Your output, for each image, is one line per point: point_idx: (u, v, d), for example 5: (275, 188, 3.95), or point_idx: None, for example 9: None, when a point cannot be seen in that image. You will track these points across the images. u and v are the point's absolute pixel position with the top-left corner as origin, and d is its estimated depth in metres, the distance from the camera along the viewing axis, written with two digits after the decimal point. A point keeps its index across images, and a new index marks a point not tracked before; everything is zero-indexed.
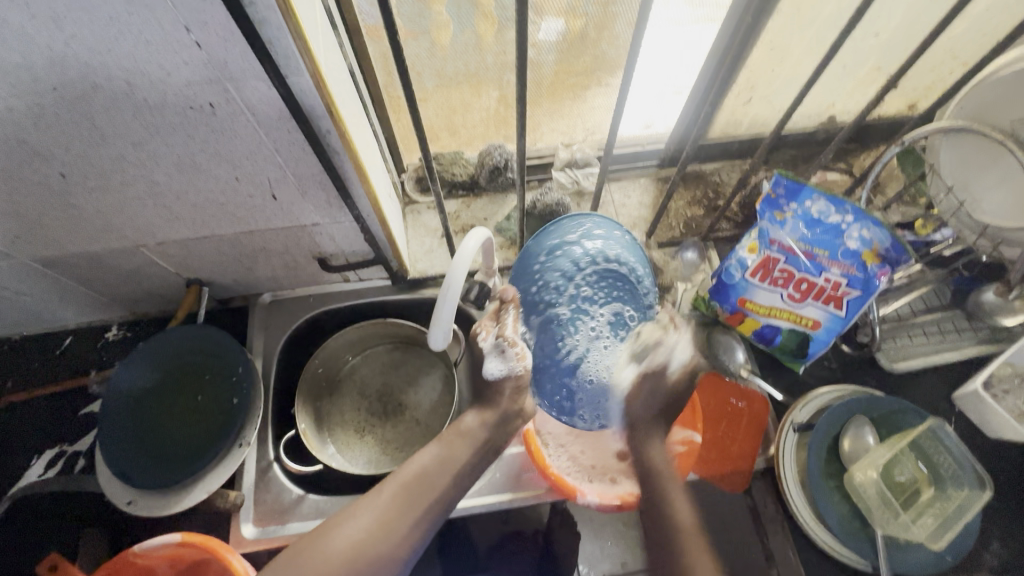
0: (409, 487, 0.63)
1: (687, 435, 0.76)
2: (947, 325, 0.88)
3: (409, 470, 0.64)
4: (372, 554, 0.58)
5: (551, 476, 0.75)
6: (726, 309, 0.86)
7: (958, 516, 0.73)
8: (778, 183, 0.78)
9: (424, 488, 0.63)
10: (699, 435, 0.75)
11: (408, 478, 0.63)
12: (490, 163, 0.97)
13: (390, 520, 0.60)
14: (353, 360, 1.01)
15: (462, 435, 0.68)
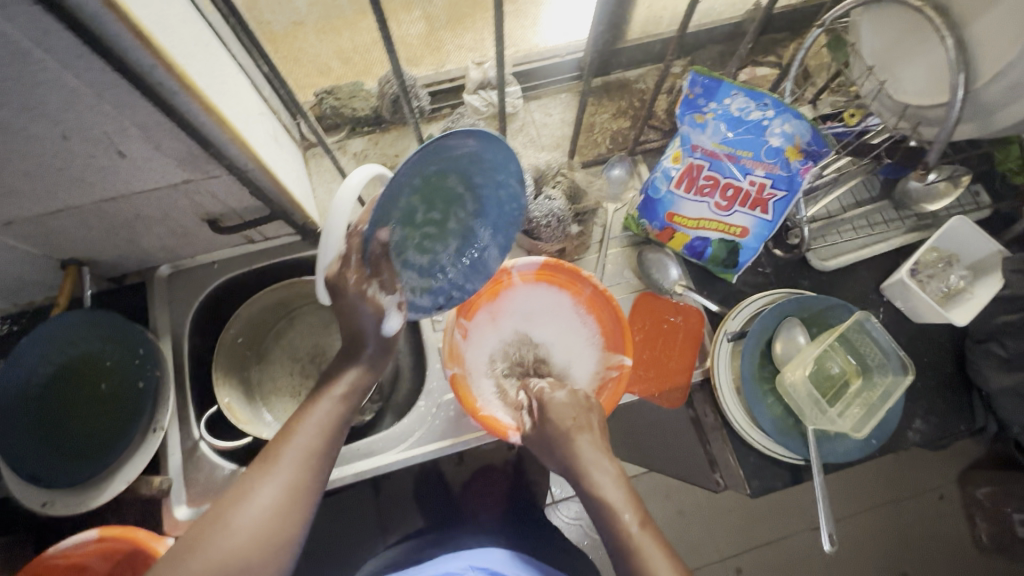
0: (307, 457, 0.56)
1: (618, 360, 0.74)
2: (876, 217, 0.87)
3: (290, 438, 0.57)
4: (276, 535, 0.52)
5: (479, 418, 0.69)
6: (655, 226, 0.83)
7: (881, 401, 0.75)
8: (695, 82, 0.73)
9: (325, 447, 0.58)
10: (629, 360, 0.73)
11: (308, 442, 0.57)
12: (391, 91, 0.87)
13: (291, 502, 0.54)
14: (278, 326, 0.96)
15: (343, 384, 0.61)
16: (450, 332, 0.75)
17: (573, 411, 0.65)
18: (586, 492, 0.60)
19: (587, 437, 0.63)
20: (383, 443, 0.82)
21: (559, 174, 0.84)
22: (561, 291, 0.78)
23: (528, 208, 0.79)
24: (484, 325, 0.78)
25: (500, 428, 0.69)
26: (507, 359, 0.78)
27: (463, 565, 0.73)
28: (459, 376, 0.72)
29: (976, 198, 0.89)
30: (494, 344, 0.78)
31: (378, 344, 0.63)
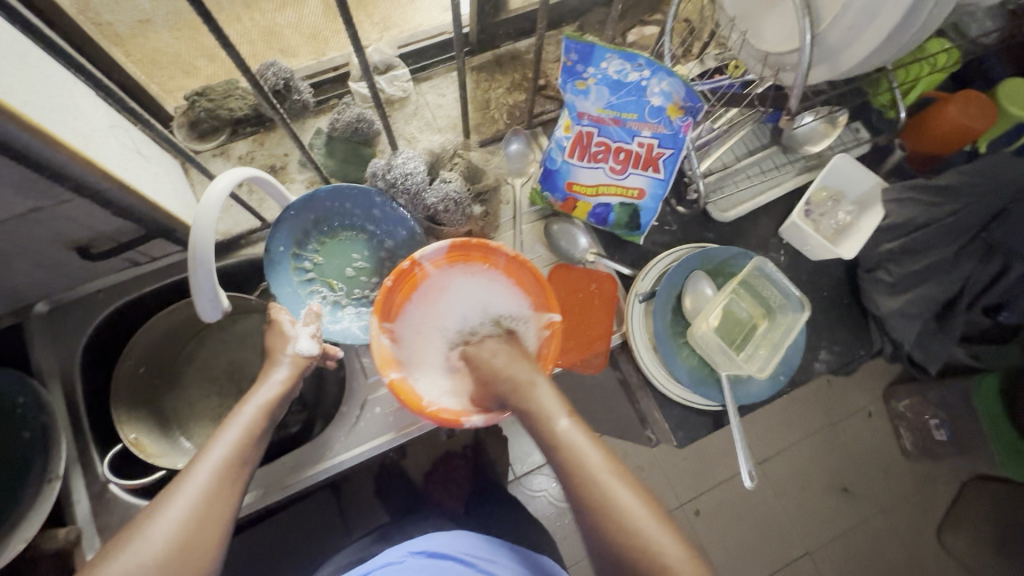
0: (225, 464, 0.55)
1: (547, 318, 0.71)
2: (767, 164, 0.91)
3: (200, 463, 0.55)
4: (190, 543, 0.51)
5: (428, 414, 0.63)
6: (558, 198, 0.82)
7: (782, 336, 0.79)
8: (569, 49, 0.70)
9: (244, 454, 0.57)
10: (558, 315, 0.70)
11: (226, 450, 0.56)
12: (267, 87, 0.82)
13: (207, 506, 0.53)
14: (187, 348, 0.90)
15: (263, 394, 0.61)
16: (379, 336, 0.67)
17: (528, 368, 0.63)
18: (552, 447, 0.57)
19: (546, 392, 0.60)
20: (308, 455, 0.79)
21: (456, 156, 0.82)
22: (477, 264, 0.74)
23: (425, 194, 0.77)
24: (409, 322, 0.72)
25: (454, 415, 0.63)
26: (443, 346, 0.73)
27: (401, 551, 0.73)
28: (398, 380, 0.65)
29: (857, 133, 0.92)
30: (426, 337, 0.73)
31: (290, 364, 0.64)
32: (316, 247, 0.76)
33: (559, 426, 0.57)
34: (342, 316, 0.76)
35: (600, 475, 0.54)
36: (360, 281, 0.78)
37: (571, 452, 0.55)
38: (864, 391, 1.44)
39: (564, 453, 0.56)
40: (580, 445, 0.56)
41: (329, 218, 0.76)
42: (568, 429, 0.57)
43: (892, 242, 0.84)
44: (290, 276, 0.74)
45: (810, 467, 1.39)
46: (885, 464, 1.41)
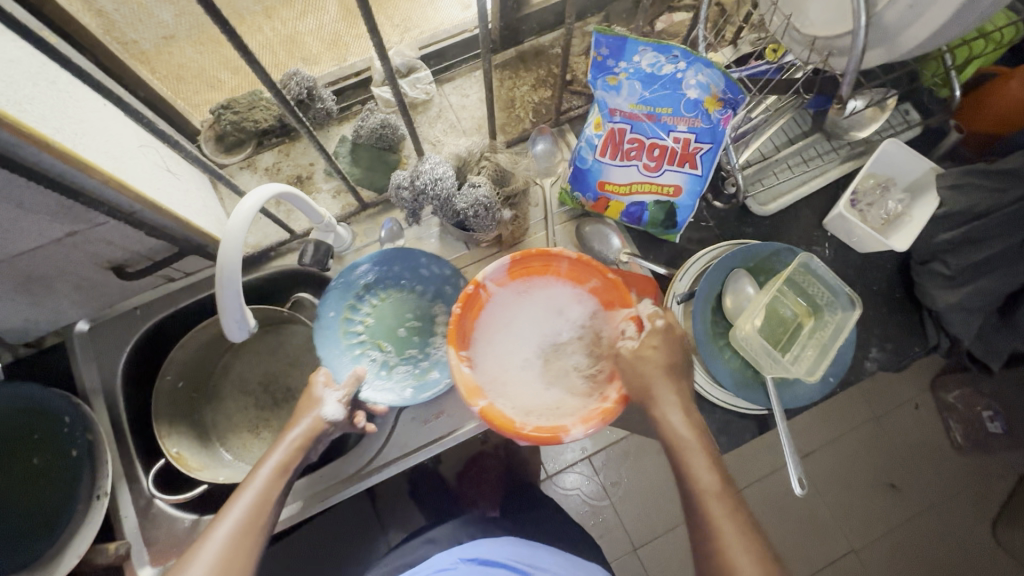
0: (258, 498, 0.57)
1: (626, 313, 0.68)
2: (810, 152, 0.86)
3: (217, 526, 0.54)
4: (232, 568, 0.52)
5: (525, 435, 0.62)
6: (589, 198, 0.80)
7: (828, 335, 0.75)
8: (600, 44, 0.66)
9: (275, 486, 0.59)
10: (639, 307, 0.68)
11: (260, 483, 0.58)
12: (291, 96, 0.81)
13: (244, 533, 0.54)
14: (223, 361, 0.91)
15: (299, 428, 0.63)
16: (457, 365, 0.67)
17: (686, 424, 0.62)
18: (704, 522, 0.56)
19: (704, 463, 0.58)
20: (347, 466, 0.80)
21: (483, 159, 0.79)
22: (542, 277, 0.75)
23: (453, 200, 0.75)
24: (486, 345, 0.72)
25: (550, 434, 0.62)
26: (526, 360, 0.71)
27: (453, 558, 0.72)
28: (486, 406, 0.64)
29: (906, 116, 0.87)
30: (506, 354, 0.72)
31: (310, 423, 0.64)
32: (367, 309, 0.80)
33: (713, 501, 0.56)
34: (389, 377, 0.76)
35: (742, 560, 0.52)
36: (410, 342, 0.79)
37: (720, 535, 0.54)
38: (913, 383, 1.38)
39: (711, 531, 0.55)
40: (727, 526, 0.55)
41: (379, 284, 0.81)
42: (720, 508, 0.56)
43: (949, 232, 0.79)
44: (341, 341, 0.77)
45: (855, 463, 1.34)
46: (935, 459, 1.35)
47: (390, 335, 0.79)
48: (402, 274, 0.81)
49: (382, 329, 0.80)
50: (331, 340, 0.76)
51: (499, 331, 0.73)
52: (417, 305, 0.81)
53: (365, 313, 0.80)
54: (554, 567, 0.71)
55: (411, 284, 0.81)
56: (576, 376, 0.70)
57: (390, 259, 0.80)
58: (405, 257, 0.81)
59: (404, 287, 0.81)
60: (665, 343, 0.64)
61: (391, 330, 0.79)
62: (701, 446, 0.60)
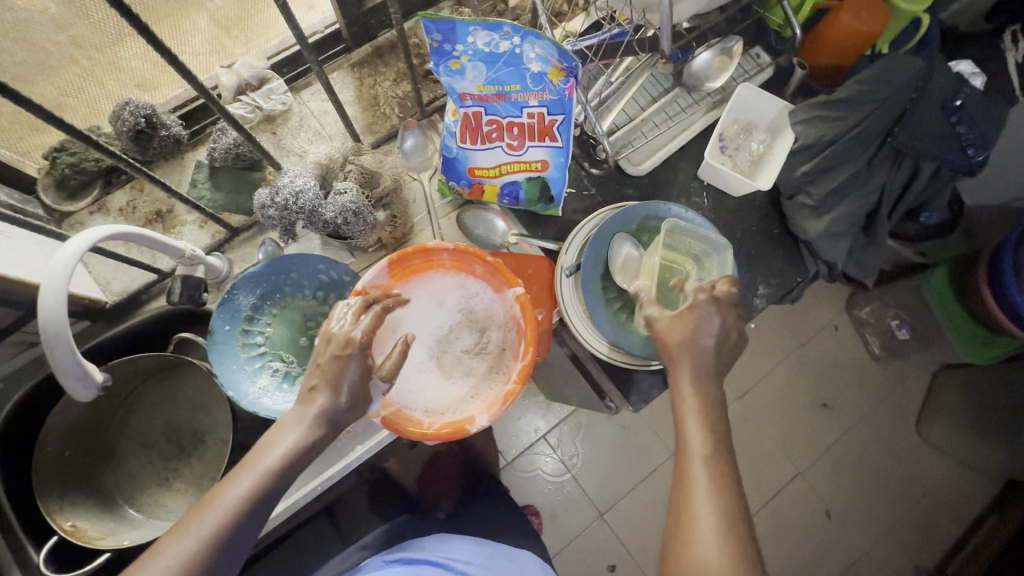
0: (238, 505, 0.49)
1: (512, 295, 0.71)
2: (674, 107, 0.88)
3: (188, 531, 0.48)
4: None
5: (434, 433, 0.64)
6: (464, 185, 0.79)
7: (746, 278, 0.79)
8: (430, 30, 0.64)
9: (268, 488, 0.51)
10: (522, 289, 0.70)
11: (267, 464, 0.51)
12: (127, 127, 0.75)
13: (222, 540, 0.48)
14: (117, 417, 0.85)
15: (319, 399, 0.54)
16: None
17: (693, 388, 0.57)
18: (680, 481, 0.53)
19: (695, 423, 0.55)
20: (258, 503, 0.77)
21: (347, 163, 0.77)
22: (422, 272, 0.73)
23: (320, 210, 0.73)
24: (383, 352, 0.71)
25: (455, 428, 0.65)
26: (424, 357, 0.72)
27: (376, 563, 0.75)
28: (390, 415, 0.65)
29: (757, 59, 0.91)
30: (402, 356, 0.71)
31: (316, 423, 0.54)
32: (266, 318, 0.79)
33: (698, 463, 0.52)
34: (291, 389, 0.76)
35: (700, 515, 0.50)
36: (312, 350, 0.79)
37: (691, 489, 0.51)
38: (828, 307, 1.46)
39: (682, 487, 0.52)
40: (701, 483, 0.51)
41: (276, 292, 0.79)
42: (703, 469, 0.52)
43: (807, 164, 0.82)
44: (239, 355, 0.76)
45: (786, 391, 1.42)
46: (858, 372, 1.44)
47: (292, 344, 0.79)
48: (297, 280, 0.80)
49: (285, 338, 0.79)
50: (229, 355, 0.75)
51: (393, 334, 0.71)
52: (315, 310, 0.80)
53: (265, 323, 0.79)
54: (477, 558, 0.74)
55: (307, 290, 0.80)
56: (473, 358, 0.72)
57: (284, 267, 0.78)
58: (303, 262, 0.78)
59: (300, 293, 0.80)
60: (698, 317, 0.60)
61: (292, 340, 0.79)
62: (702, 409, 0.56)
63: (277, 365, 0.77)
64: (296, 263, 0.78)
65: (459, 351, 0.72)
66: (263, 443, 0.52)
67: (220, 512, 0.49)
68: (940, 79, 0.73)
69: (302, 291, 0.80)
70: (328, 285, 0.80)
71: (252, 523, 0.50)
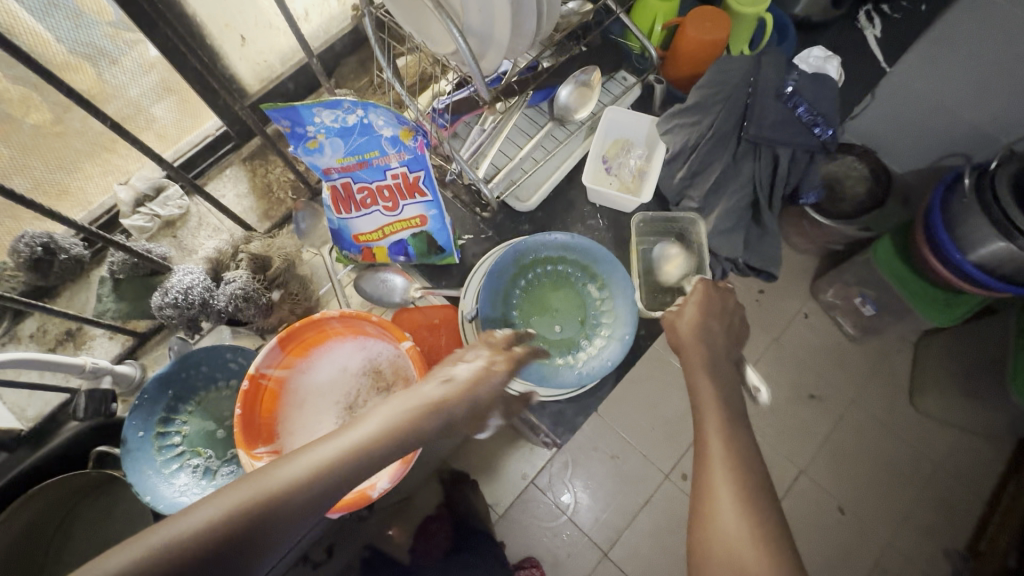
0: (279, 490, 0.46)
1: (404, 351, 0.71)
2: (549, 142, 0.90)
3: (351, 439, 0.50)
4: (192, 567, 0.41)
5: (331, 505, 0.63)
6: (355, 252, 0.82)
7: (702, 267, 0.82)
8: (278, 118, 0.67)
9: (305, 495, 0.46)
10: (409, 342, 0.69)
11: (359, 440, 0.50)
12: (26, 259, 0.79)
13: (235, 529, 0.43)
14: (52, 542, 0.78)
15: (418, 392, 0.56)
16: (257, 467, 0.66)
17: (709, 370, 0.62)
18: (700, 449, 0.55)
19: (706, 386, 0.59)
20: None
21: (238, 252, 0.82)
22: (323, 342, 0.75)
23: (212, 302, 0.76)
24: (294, 427, 0.72)
25: (359, 495, 0.64)
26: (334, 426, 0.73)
27: None
28: None
29: (625, 82, 0.94)
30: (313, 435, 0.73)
31: (403, 417, 0.53)
32: (185, 415, 0.79)
33: (717, 426, 0.55)
34: (212, 483, 0.76)
35: (720, 489, 0.50)
36: (232, 441, 0.80)
37: (711, 461, 0.52)
38: (794, 297, 1.43)
39: (702, 456, 0.54)
40: (718, 450, 0.53)
41: (190, 387, 0.80)
42: (718, 436, 0.54)
43: (682, 170, 0.85)
44: (156, 459, 0.76)
45: (771, 389, 1.37)
46: (838, 357, 1.40)
47: (212, 437, 0.79)
48: (211, 372, 0.80)
49: (204, 432, 0.79)
50: (145, 462, 0.75)
51: (304, 410, 0.73)
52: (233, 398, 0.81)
53: (182, 421, 0.79)
54: None
55: (223, 379, 0.81)
56: None
57: (195, 363, 0.79)
58: (214, 354, 0.80)
59: (216, 384, 0.81)
60: (703, 304, 0.69)
61: (211, 432, 0.80)
62: (718, 383, 0.60)
63: (199, 460, 0.77)
64: (203, 354, 0.79)
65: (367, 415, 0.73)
66: (344, 427, 0.52)
67: (239, 497, 0.44)
68: (766, 72, 0.81)
69: (219, 381, 0.81)
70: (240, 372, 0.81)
71: (281, 526, 0.45)
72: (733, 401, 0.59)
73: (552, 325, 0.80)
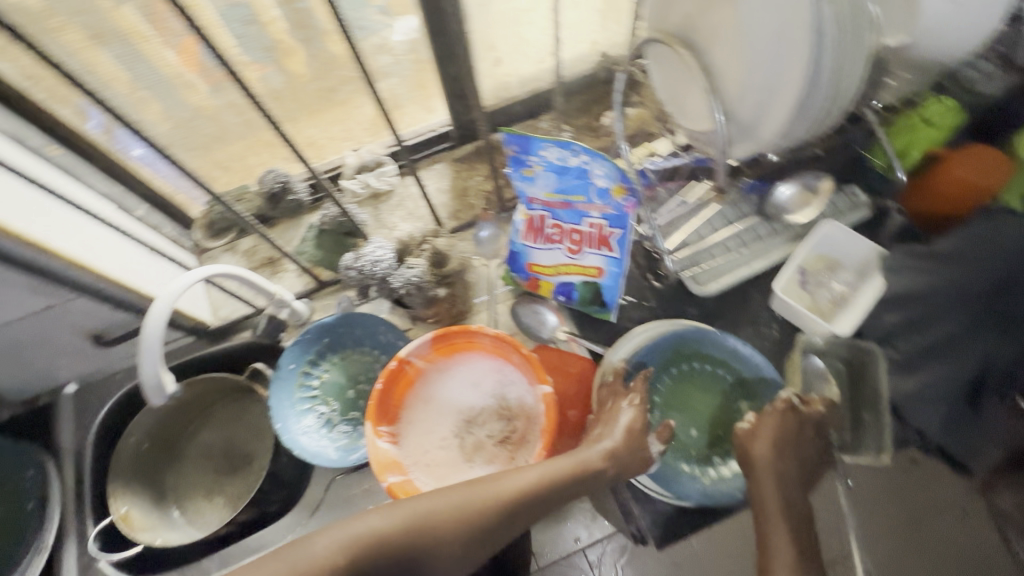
0: (514, 490, 0.58)
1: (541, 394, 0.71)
2: (749, 235, 0.85)
3: (559, 465, 0.62)
4: (451, 534, 0.55)
5: None
6: (523, 277, 0.84)
7: (877, 410, 0.76)
8: (509, 142, 0.70)
9: (529, 502, 0.59)
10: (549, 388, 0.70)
11: (566, 465, 0.63)
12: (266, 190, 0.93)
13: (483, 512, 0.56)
14: (192, 423, 0.95)
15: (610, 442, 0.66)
16: (375, 443, 0.70)
17: (782, 507, 0.63)
18: None
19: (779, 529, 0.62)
20: (270, 535, 0.81)
21: (424, 243, 0.89)
22: (467, 352, 0.77)
23: (389, 280, 0.82)
24: (414, 421, 0.75)
25: None
26: (449, 433, 0.75)
27: None
28: (397, 484, 0.68)
29: (853, 198, 0.87)
30: (428, 436, 0.74)
31: (603, 458, 0.65)
32: (326, 365, 0.87)
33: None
34: (329, 435, 0.82)
35: None
36: (356, 404, 0.86)
37: None
38: None
39: None
40: None
41: (340, 342, 0.88)
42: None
43: (895, 315, 0.75)
44: (294, 393, 0.84)
45: None
46: None
47: (341, 393, 0.86)
48: (360, 336, 0.88)
49: (337, 386, 0.86)
50: (285, 394, 0.83)
51: (428, 408, 0.76)
52: (369, 365, 0.88)
53: (323, 368, 0.87)
54: None
55: (367, 345, 0.88)
56: (492, 445, 0.73)
57: (350, 324, 0.87)
58: (369, 322, 0.87)
59: (360, 348, 0.88)
60: (771, 423, 0.68)
61: (342, 388, 0.86)
62: (790, 533, 0.62)
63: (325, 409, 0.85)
64: (362, 319, 0.87)
65: (483, 437, 0.74)
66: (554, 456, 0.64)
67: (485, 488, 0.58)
68: None
69: (363, 346, 0.88)
70: (384, 345, 0.87)
71: (512, 517, 0.58)
72: (803, 545, 0.61)
73: (692, 429, 0.74)
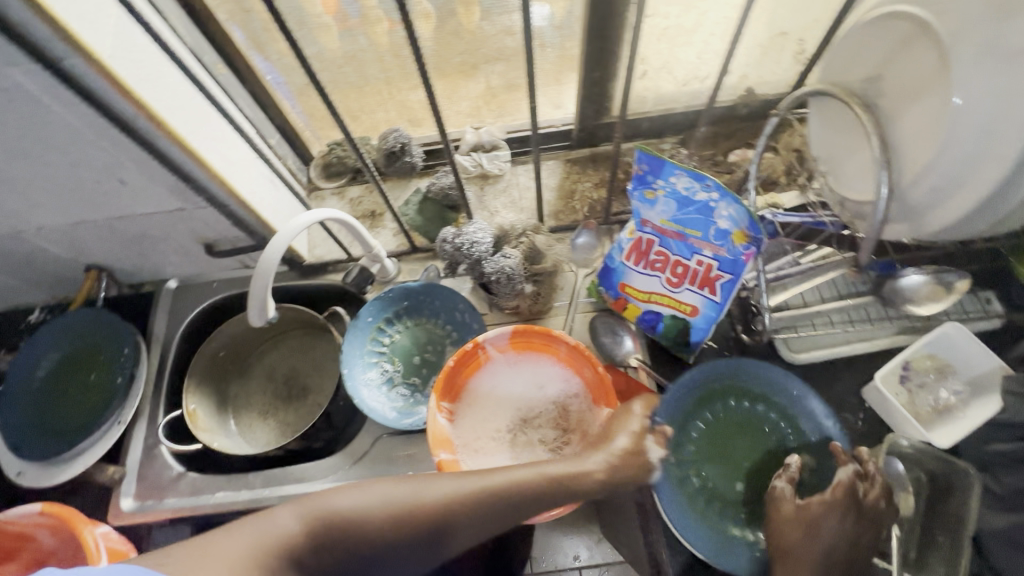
0: (525, 480, 0.54)
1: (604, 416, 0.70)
2: (858, 314, 0.81)
3: (579, 465, 0.57)
4: (455, 519, 0.52)
5: None
6: (611, 295, 0.83)
7: (954, 536, 0.67)
8: (641, 160, 0.71)
9: (541, 495, 0.54)
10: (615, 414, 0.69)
11: (585, 466, 0.57)
12: (386, 146, 0.97)
13: (489, 502, 0.53)
14: (264, 344, 1.02)
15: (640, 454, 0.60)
16: (434, 416, 0.72)
17: None
18: None
19: None
20: (312, 471, 0.85)
21: (523, 236, 0.87)
22: (539, 352, 0.77)
23: (483, 263, 0.82)
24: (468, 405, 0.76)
25: None
26: (502, 425, 0.75)
27: None
28: (446, 462, 0.69)
29: (985, 305, 0.79)
30: (480, 423, 0.75)
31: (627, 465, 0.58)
32: (399, 326, 0.89)
33: None
34: (388, 393, 0.85)
35: None
36: (418, 371, 0.88)
37: None
38: None
39: None
40: None
41: (418, 308, 0.90)
42: None
43: (1005, 443, 0.68)
44: (365, 345, 0.87)
45: None
46: None
47: (408, 357, 0.88)
48: (438, 308, 0.90)
49: (405, 349, 0.89)
50: (358, 342, 0.87)
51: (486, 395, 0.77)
52: (439, 338, 0.90)
53: (396, 329, 0.89)
54: None
55: (442, 318, 0.90)
56: (542, 450, 0.73)
57: (432, 294, 0.89)
58: (450, 296, 0.89)
59: (434, 319, 0.90)
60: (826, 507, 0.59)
61: (409, 352, 0.89)
62: None
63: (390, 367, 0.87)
64: (445, 293, 0.88)
65: (535, 439, 0.74)
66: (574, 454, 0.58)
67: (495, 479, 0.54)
68: None
69: (438, 318, 0.90)
70: (458, 323, 0.89)
71: (524, 508, 0.53)
72: None
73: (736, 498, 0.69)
